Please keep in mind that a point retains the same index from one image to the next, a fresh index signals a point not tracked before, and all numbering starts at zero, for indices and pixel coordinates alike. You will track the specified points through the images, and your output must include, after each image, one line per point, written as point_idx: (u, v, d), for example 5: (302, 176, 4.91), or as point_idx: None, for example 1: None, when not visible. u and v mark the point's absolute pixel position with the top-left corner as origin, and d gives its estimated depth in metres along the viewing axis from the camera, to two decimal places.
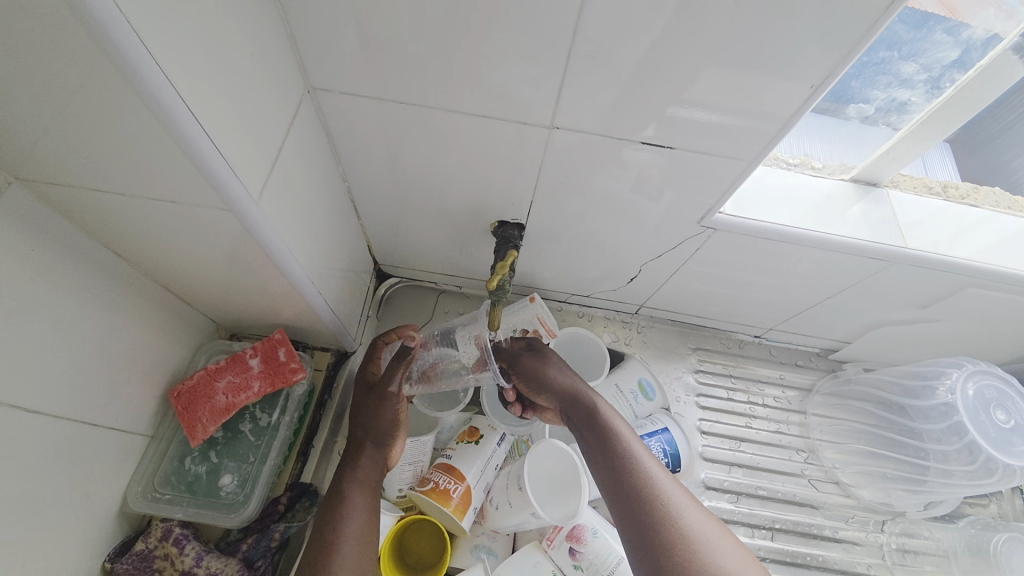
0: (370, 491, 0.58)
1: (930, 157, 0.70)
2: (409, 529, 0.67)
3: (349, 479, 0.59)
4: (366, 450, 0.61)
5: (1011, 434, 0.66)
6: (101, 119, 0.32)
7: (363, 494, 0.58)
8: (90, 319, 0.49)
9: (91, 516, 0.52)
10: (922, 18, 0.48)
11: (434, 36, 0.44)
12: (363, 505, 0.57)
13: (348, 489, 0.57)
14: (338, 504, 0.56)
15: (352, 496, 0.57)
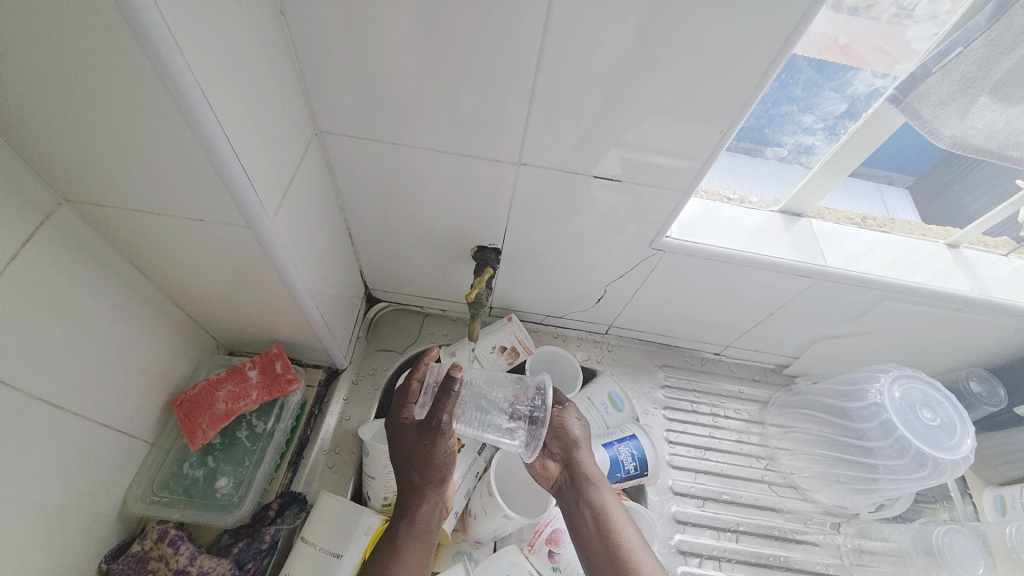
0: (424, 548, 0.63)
1: (895, 201, 0.80)
2: None
3: (405, 533, 0.63)
4: (426, 501, 0.65)
5: (938, 431, 0.72)
6: (155, 148, 0.41)
7: (418, 550, 0.63)
8: (110, 328, 0.55)
9: (93, 513, 0.56)
10: (821, 66, 0.58)
11: (421, 89, 0.54)
12: (418, 563, 0.62)
13: (401, 545, 0.62)
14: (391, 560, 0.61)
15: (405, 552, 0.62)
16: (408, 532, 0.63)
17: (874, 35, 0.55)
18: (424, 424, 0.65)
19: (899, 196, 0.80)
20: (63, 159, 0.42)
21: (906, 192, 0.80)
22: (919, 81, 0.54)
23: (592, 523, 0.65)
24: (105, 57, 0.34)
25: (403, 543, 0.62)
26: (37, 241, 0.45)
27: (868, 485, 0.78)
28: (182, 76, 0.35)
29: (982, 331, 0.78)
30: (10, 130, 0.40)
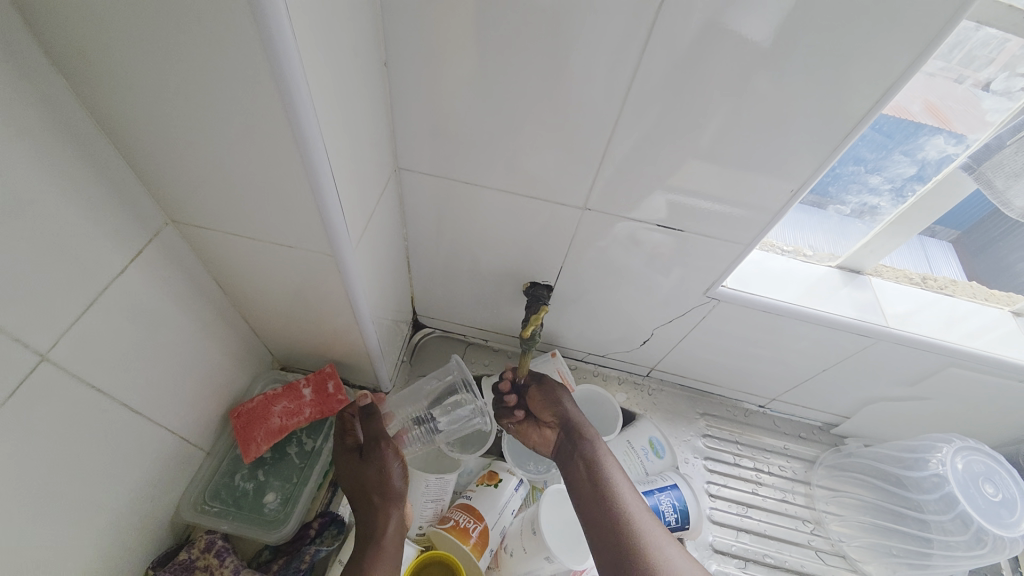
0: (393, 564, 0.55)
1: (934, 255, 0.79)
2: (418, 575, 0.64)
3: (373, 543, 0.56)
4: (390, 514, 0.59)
5: (1000, 507, 0.68)
6: (266, 182, 0.44)
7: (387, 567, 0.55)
8: (189, 340, 0.58)
9: (149, 518, 0.58)
10: (890, 128, 0.58)
11: (501, 134, 0.57)
12: None
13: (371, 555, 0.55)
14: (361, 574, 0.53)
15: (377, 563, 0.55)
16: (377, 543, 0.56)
17: (947, 99, 0.55)
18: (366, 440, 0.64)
19: (940, 249, 0.79)
20: (179, 184, 0.46)
21: (948, 245, 0.79)
22: (993, 151, 0.56)
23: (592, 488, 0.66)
24: (245, 105, 0.37)
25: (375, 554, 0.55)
26: (143, 257, 0.48)
27: (921, 560, 0.74)
28: (309, 126, 0.38)
29: None
30: (141, 159, 0.44)
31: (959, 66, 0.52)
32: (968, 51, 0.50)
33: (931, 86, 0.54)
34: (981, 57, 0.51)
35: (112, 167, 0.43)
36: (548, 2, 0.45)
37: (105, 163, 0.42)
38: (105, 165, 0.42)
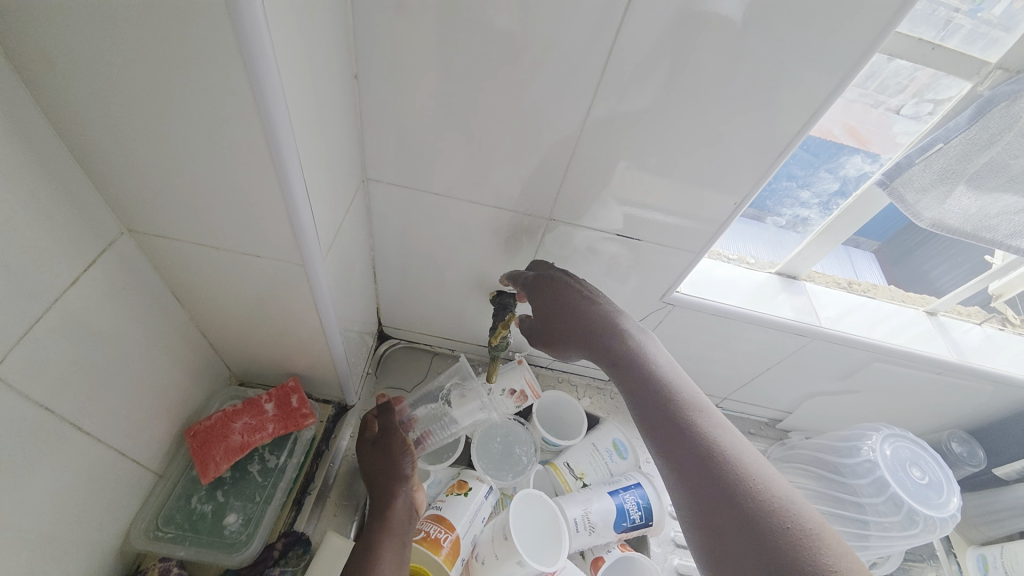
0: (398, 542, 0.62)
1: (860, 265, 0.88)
2: None
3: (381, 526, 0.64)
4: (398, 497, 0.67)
5: (926, 489, 0.73)
6: (233, 189, 0.44)
7: (392, 547, 0.62)
8: (144, 354, 0.55)
9: (96, 548, 0.54)
10: (817, 148, 0.66)
11: (469, 149, 0.59)
12: (392, 559, 0.60)
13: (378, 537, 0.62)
14: (369, 553, 0.60)
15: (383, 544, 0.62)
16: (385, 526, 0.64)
17: (865, 122, 0.63)
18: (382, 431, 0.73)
19: (864, 260, 0.89)
20: (139, 192, 0.45)
21: (871, 256, 0.89)
22: (904, 169, 0.61)
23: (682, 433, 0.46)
24: (218, 114, 0.37)
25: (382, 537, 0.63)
26: (96, 268, 0.46)
27: (860, 542, 0.78)
28: (284, 135, 0.39)
29: (960, 394, 0.84)
30: (97, 166, 0.42)
31: (875, 93, 0.59)
32: (883, 79, 0.58)
33: (850, 110, 0.62)
34: (894, 85, 0.58)
35: (67, 172, 0.42)
36: (515, 26, 0.48)
37: (59, 168, 0.41)
38: (60, 170, 0.41)
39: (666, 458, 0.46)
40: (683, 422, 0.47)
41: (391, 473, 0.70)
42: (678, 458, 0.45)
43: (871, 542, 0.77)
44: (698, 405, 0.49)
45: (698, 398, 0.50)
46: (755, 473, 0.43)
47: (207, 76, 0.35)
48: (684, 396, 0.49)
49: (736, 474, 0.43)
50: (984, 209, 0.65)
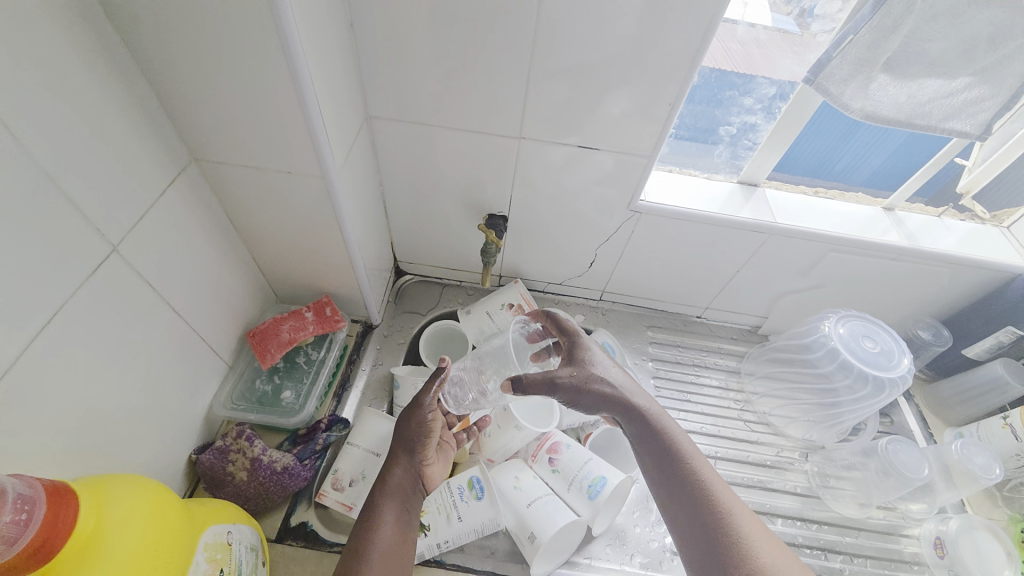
0: (399, 506, 0.65)
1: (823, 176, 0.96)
2: None
3: (381, 488, 0.66)
4: (399, 465, 0.68)
5: (878, 355, 0.82)
6: (267, 113, 0.57)
7: (393, 508, 0.65)
8: (212, 263, 0.71)
9: (188, 412, 0.71)
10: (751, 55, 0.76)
11: (447, 82, 0.70)
12: (392, 519, 0.64)
13: (379, 498, 0.65)
14: (370, 513, 0.64)
15: (384, 506, 0.65)
16: (385, 488, 0.67)
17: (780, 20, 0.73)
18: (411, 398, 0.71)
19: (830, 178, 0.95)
20: (200, 124, 0.59)
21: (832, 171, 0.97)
22: (825, 65, 0.70)
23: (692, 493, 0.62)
24: (250, 48, 0.51)
25: (382, 497, 0.66)
26: (176, 184, 0.61)
27: (833, 406, 0.89)
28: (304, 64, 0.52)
29: (920, 280, 0.91)
30: (170, 105, 0.57)
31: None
32: None
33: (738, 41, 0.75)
34: None
35: (151, 107, 0.56)
36: None
37: (146, 103, 0.55)
38: (147, 105, 0.55)
39: (669, 507, 0.63)
40: (677, 456, 0.65)
41: (404, 441, 0.69)
42: (676, 501, 0.63)
43: (842, 407, 0.88)
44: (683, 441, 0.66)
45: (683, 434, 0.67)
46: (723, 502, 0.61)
47: (240, 19, 0.48)
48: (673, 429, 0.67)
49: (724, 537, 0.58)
50: (913, 96, 0.72)
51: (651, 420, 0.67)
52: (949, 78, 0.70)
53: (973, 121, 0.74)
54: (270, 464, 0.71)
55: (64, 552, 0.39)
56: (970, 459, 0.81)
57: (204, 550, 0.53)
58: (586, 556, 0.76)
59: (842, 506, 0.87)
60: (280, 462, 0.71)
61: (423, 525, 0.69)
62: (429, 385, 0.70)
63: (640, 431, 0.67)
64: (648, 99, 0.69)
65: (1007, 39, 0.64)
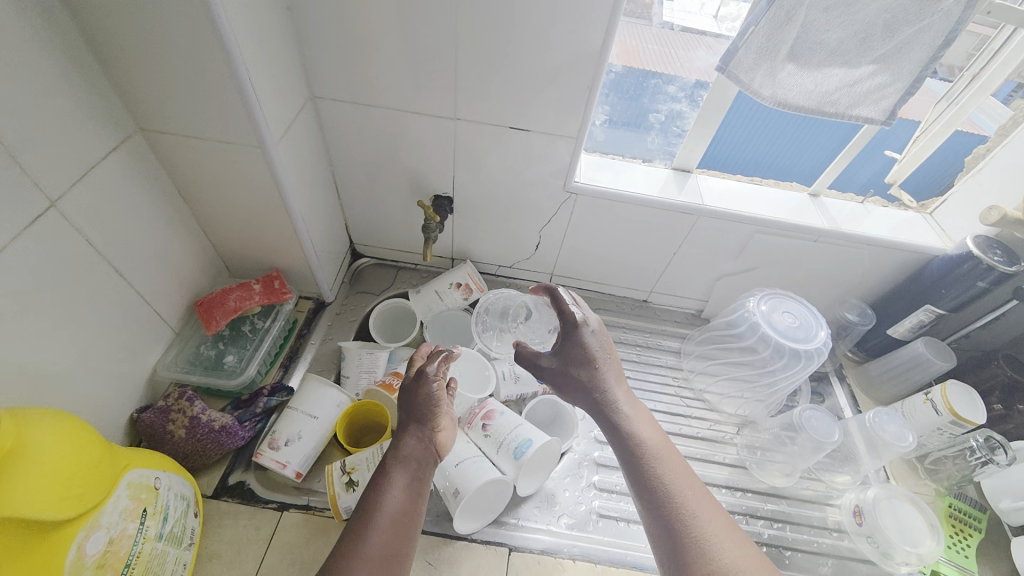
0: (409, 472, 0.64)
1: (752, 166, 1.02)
2: (353, 422, 0.84)
3: (393, 455, 0.66)
4: (411, 436, 0.67)
5: (797, 329, 0.86)
6: (203, 84, 0.62)
7: (404, 475, 0.64)
8: (159, 230, 0.75)
9: (132, 372, 0.74)
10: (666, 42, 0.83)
11: (382, 63, 0.75)
12: (401, 483, 0.63)
13: (388, 464, 0.65)
14: (380, 477, 0.64)
15: (393, 471, 0.64)
16: (396, 456, 0.66)
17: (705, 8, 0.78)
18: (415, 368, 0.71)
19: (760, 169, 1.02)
20: (143, 94, 0.64)
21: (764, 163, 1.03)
22: (734, 54, 0.74)
23: (660, 499, 0.59)
24: (180, 19, 0.55)
25: (392, 464, 0.65)
26: (118, 151, 0.66)
27: (766, 373, 0.93)
28: (227, 35, 0.57)
29: (845, 262, 0.96)
30: (114, 74, 0.62)
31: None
32: None
33: (660, 39, 0.83)
34: None
35: (93, 74, 0.61)
36: None
37: (88, 72, 0.60)
38: (89, 73, 0.60)
39: (646, 508, 0.59)
40: (648, 462, 0.62)
41: (414, 410, 0.69)
42: (650, 501, 0.59)
43: (777, 374, 0.92)
44: (658, 448, 0.63)
45: (661, 440, 0.64)
46: (694, 510, 0.57)
47: None
48: (646, 435, 0.64)
49: (699, 548, 0.54)
50: (821, 85, 0.75)
51: (629, 426, 0.65)
52: (853, 66, 0.73)
53: (879, 108, 0.77)
54: (208, 423, 0.74)
55: None
56: (881, 427, 0.85)
57: (128, 487, 0.56)
58: (514, 516, 0.79)
59: (766, 476, 0.91)
60: (218, 421, 0.75)
61: (351, 481, 0.72)
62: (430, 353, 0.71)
63: (611, 431, 0.66)
64: (569, 79, 0.74)
65: (904, 25, 0.67)
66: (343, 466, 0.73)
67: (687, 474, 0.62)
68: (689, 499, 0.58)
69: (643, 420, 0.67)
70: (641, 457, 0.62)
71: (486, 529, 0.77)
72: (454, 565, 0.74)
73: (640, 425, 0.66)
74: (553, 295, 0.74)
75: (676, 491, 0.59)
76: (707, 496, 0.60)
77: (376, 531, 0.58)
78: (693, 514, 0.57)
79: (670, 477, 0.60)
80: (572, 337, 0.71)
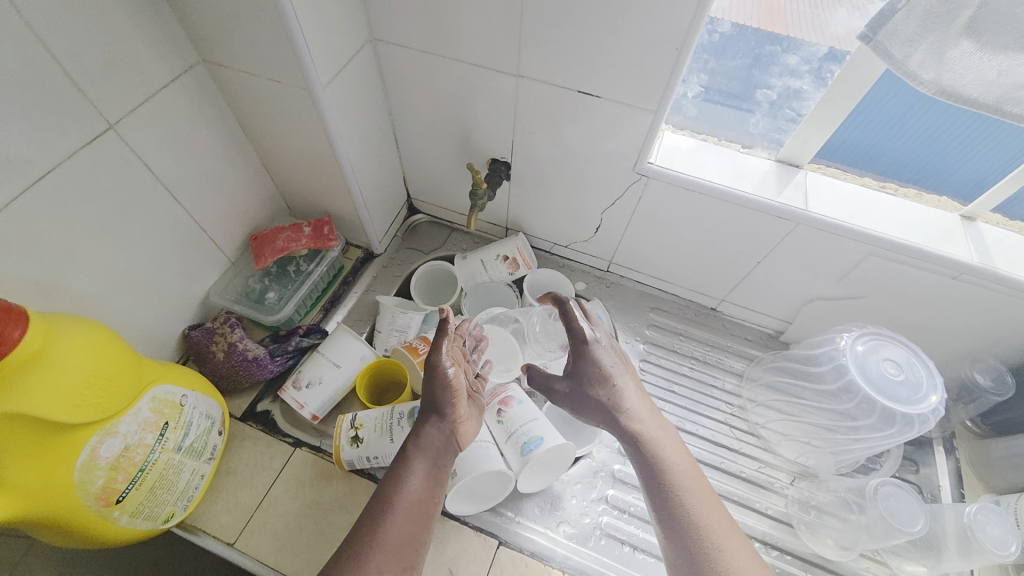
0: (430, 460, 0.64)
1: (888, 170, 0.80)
2: (376, 377, 0.84)
3: (414, 443, 0.65)
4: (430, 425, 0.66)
5: (897, 385, 0.69)
6: (252, 17, 0.60)
7: (425, 462, 0.63)
8: (220, 163, 0.78)
9: (187, 292, 0.81)
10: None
11: (441, 6, 0.67)
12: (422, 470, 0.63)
13: (410, 453, 0.64)
14: (400, 463, 0.63)
15: (414, 458, 0.64)
16: (417, 444, 0.65)
17: None
18: (427, 358, 0.69)
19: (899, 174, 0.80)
20: (201, 25, 0.64)
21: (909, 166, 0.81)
22: (887, 19, 0.55)
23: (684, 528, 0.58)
24: None
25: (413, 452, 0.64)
26: (180, 81, 0.68)
27: (846, 422, 0.77)
28: None
29: (993, 311, 0.74)
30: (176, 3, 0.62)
31: None
32: None
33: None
34: None
35: (156, 0, 0.61)
36: None
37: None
38: (156, 1, 0.61)
39: (666, 539, 0.59)
40: (671, 488, 0.61)
41: (432, 401, 0.67)
42: (671, 532, 0.59)
43: (858, 424, 0.75)
44: (680, 473, 0.62)
45: (683, 461, 0.64)
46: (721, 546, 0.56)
47: None
48: (670, 458, 0.63)
49: None
50: (1010, 73, 0.52)
51: (652, 447, 0.64)
52: None
53: None
54: (242, 351, 0.79)
55: (11, 355, 0.47)
56: (982, 528, 0.67)
57: (151, 400, 0.61)
58: (511, 510, 0.76)
59: (815, 542, 0.77)
60: (251, 351, 0.79)
61: (357, 437, 0.73)
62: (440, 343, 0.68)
63: (632, 451, 0.65)
64: (652, 38, 0.61)
65: None
66: (353, 421, 0.74)
67: (712, 503, 0.61)
68: (716, 532, 0.58)
69: (668, 439, 0.66)
70: (664, 480, 0.62)
71: (481, 515, 0.75)
72: (441, 542, 0.73)
73: (666, 445, 0.65)
74: (561, 307, 0.70)
75: (701, 521, 0.58)
76: (732, 527, 0.59)
77: (398, 514, 0.59)
78: (719, 548, 0.56)
79: (694, 505, 0.60)
80: (584, 355, 0.67)
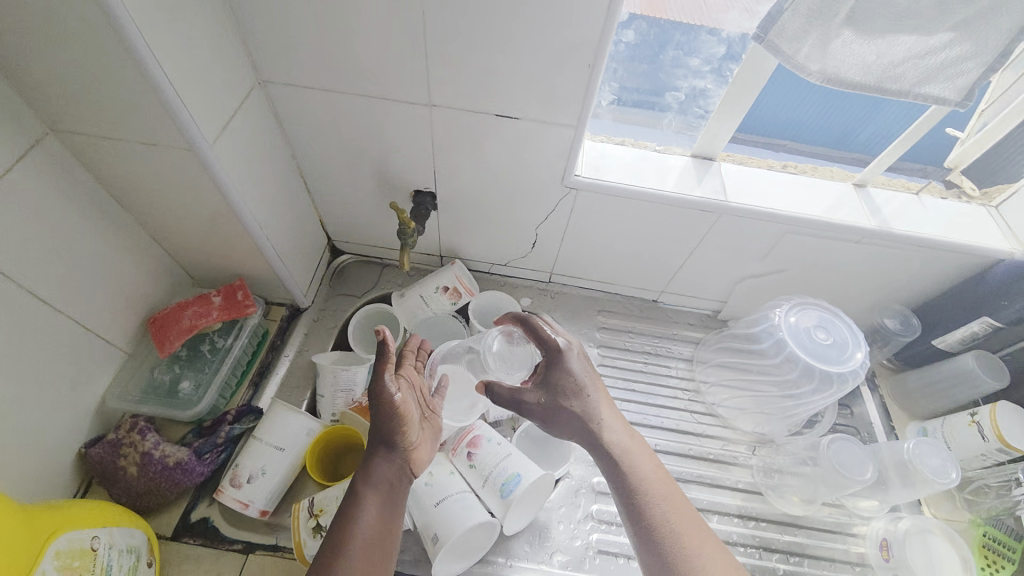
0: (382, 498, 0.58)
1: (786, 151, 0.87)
2: (327, 449, 0.76)
3: (363, 481, 0.59)
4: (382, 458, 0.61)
5: (828, 348, 0.75)
6: (107, 75, 0.50)
7: (377, 501, 0.58)
8: (93, 245, 0.65)
9: (76, 403, 0.67)
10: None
11: (335, 39, 0.61)
12: (376, 509, 0.58)
13: (360, 492, 0.58)
14: (349, 508, 0.57)
15: (365, 497, 0.58)
16: (368, 481, 0.59)
17: None
18: (370, 383, 0.62)
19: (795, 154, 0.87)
20: (40, 89, 0.52)
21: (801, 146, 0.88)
22: (776, 19, 0.59)
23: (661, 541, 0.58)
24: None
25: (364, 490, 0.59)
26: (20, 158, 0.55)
27: (791, 390, 0.82)
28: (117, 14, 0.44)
29: (889, 265, 0.83)
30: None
31: None
32: None
33: None
34: None
35: None
36: None
37: None
38: None
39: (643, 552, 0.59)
40: (648, 501, 0.61)
41: (380, 430, 0.61)
42: (649, 545, 0.58)
43: (801, 390, 0.81)
44: (654, 485, 0.62)
45: (656, 472, 0.63)
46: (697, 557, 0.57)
47: None
48: (645, 471, 0.63)
49: None
50: (886, 54, 0.59)
51: (628, 461, 0.63)
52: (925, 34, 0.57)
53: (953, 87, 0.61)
54: (162, 459, 0.68)
55: None
56: (923, 459, 0.74)
57: (55, 557, 0.51)
58: (502, 554, 0.73)
59: (782, 504, 0.82)
60: (173, 457, 0.68)
61: (319, 525, 0.65)
62: (384, 365, 0.61)
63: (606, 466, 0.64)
64: (565, 56, 0.60)
65: None
66: (311, 509, 0.66)
67: (685, 511, 0.61)
68: (691, 542, 0.58)
69: (642, 450, 0.65)
70: (640, 494, 0.61)
71: (472, 569, 0.71)
72: None
73: (638, 457, 0.64)
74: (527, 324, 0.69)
75: (677, 532, 0.59)
76: (705, 535, 0.60)
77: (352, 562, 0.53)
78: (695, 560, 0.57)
79: (670, 517, 0.60)
80: (556, 367, 0.66)
